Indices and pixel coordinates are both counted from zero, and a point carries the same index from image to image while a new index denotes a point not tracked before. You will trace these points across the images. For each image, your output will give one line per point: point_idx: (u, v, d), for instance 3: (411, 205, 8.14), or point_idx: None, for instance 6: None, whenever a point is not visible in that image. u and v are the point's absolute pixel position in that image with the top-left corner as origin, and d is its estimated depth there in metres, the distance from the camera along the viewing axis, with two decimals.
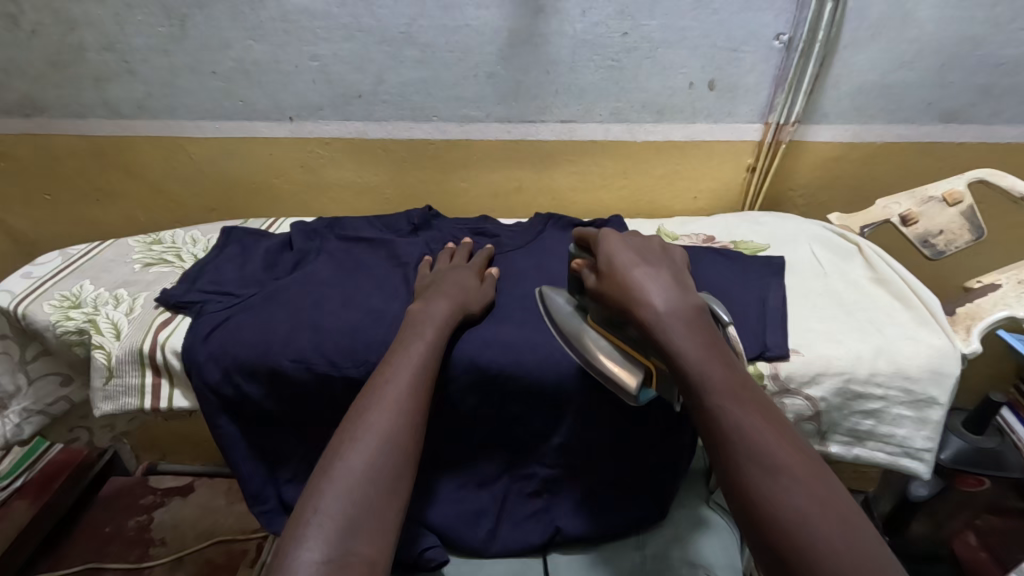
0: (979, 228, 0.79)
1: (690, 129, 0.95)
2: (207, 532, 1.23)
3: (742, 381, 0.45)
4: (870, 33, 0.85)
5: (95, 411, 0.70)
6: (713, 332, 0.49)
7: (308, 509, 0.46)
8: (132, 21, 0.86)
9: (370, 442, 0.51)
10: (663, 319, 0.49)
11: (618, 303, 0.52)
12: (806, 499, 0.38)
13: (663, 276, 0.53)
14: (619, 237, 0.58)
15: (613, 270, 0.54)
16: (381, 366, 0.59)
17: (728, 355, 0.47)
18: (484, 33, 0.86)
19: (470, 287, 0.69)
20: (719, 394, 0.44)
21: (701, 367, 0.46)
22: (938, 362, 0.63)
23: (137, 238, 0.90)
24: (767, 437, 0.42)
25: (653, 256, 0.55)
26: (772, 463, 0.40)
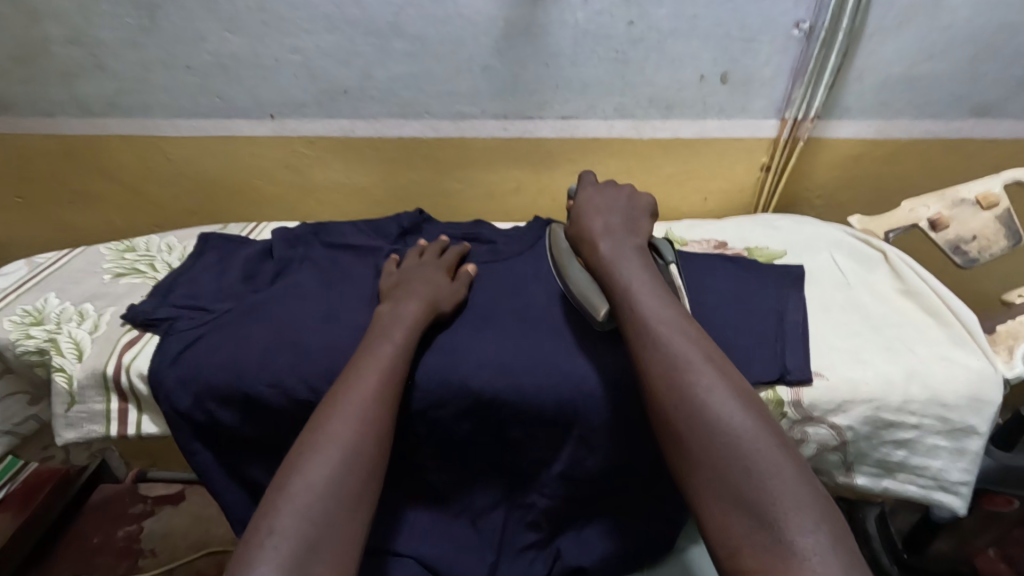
0: (1016, 233, 0.73)
1: (700, 125, 0.88)
2: (199, 542, 1.16)
3: (659, 292, 0.54)
4: (898, 21, 0.78)
5: (57, 439, 0.66)
6: (642, 258, 0.58)
7: (263, 530, 0.43)
8: (98, 12, 0.80)
9: (331, 454, 0.48)
10: (606, 251, 0.59)
11: (581, 242, 0.63)
12: (693, 377, 0.47)
13: (619, 220, 0.63)
14: (591, 188, 0.68)
15: (583, 214, 0.64)
16: (347, 370, 0.55)
17: (651, 274, 0.56)
18: (478, 23, 0.79)
19: (443, 285, 0.65)
20: (637, 304, 0.53)
21: (626, 284, 0.55)
22: (977, 388, 0.58)
23: (109, 246, 0.85)
24: (670, 334, 0.50)
25: (619, 205, 0.65)
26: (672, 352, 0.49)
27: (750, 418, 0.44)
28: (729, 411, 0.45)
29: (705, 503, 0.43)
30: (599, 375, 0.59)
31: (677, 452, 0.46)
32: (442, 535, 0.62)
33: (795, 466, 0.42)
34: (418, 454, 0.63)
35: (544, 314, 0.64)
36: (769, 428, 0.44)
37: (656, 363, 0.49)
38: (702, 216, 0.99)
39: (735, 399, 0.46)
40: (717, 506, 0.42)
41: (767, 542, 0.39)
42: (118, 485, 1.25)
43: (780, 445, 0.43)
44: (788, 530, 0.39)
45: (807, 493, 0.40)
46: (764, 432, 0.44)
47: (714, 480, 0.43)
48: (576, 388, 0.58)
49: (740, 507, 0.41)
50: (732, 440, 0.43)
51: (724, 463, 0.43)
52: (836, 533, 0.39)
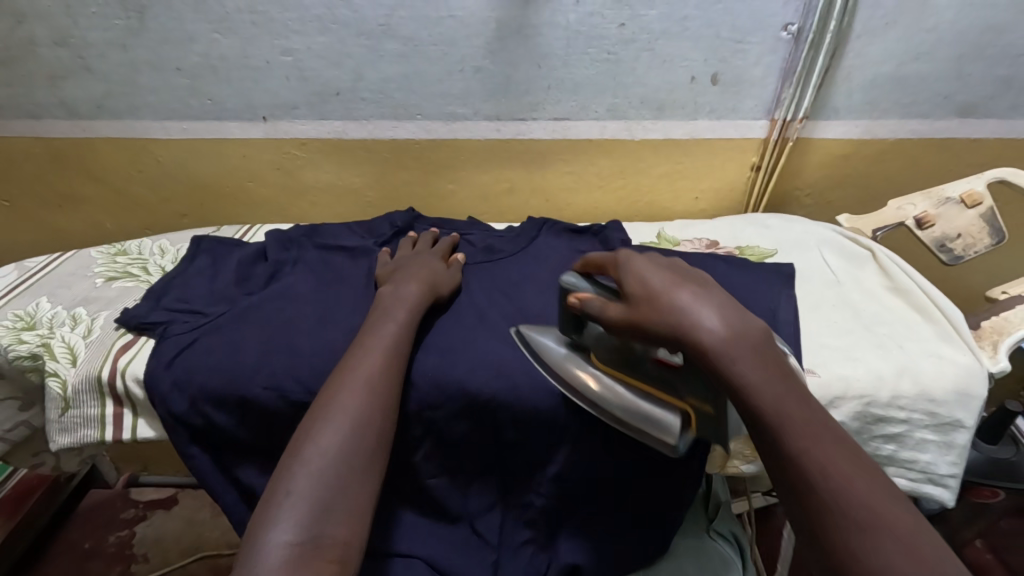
0: (999, 231, 0.75)
1: (691, 126, 0.89)
2: (192, 547, 1.15)
3: (828, 422, 0.38)
4: (885, 22, 0.79)
5: (51, 444, 0.65)
6: (785, 361, 0.40)
7: (280, 492, 0.43)
8: (86, 14, 0.80)
9: (343, 421, 0.48)
10: (728, 351, 0.39)
11: (666, 330, 0.42)
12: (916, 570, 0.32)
13: (718, 297, 0.43)
14: (645, 257, 0.49)
15: (651, 297, 0.44)
16: (355, 345, 0.55)
17: (805, 391, 0.40)
18: (470, 24, 0.80)
19: (439, 270, 0.68)
20: (803, 442, 0.37)
21: (778, 406, 0.38)
22: (965, 383, 0.60)
23: (100, 250, 0.85)
24: (862, 493, 0.35)
25: (695, 276, 0.46)
26: (872, 526, 0.34)
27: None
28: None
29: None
30: None
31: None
32: (436, 538, 0.62)
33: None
34: (415, 455, 0.63)
35: (539, 315, 0.64)
36: None
37: (848, 537, 0.34)
38: (694, 216, 1.00)
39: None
40: None
41: None
42: (109, 490, 1.25)
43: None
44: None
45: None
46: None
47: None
48: None
49: None
50: None
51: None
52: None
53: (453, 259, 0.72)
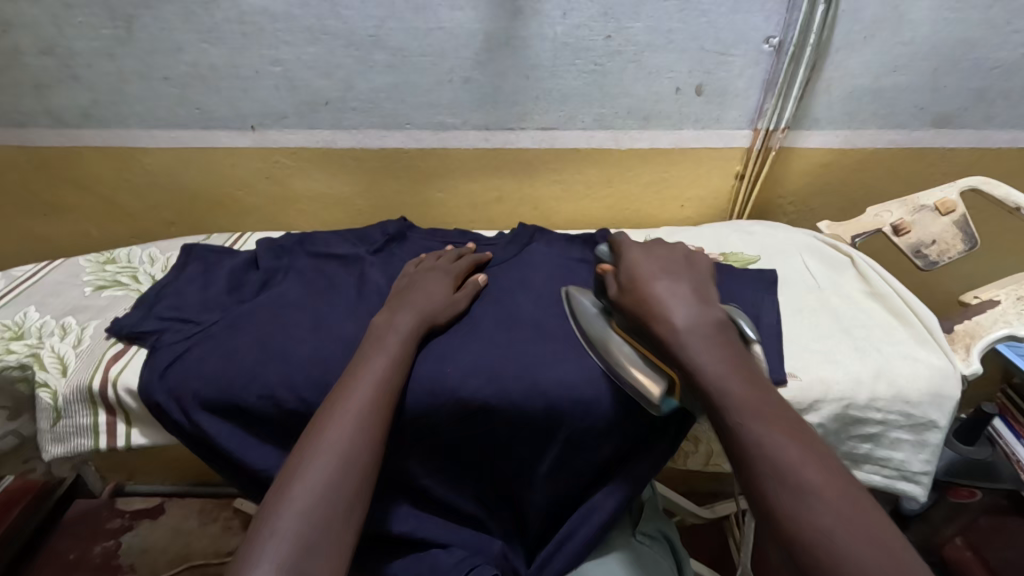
0: (971, 237, 0.77)
1: (677, 135, 0.91)
2: (180, 557, 1.14)
3: (765, 396, 0.46)
4: (864, 36, 0.82)
5: (44, 454, 0.65)
6: (737, 350, 0.50)
7: (265, 531, 0.44)
8: (72, 22, 0.80)
9: (327, 461, 0.49)
10: (680, 330, 0.52)
11: (636, 310, 0.57)
12: (820, 514, 0.38)
13: (684, 291, 0.56)
14: (640, 250, 0.64)
15: (634, 284, 0.59)
16: (343, 378, 0.56)
17: (753, 372, 0.48)
18: (459, 35, 0.81)
19: (439, 296, 0.67)
20: (740, 412, 0.45)
21: (718, 379, 0.48)
22: (938, 384, 0.62)
23: (89, 258, 0.85)
24: (788, 453, 0.42)
25: (674, 271, 0.60)
26: (795, 481, 0.40)
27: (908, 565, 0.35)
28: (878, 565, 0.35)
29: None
30: (589, 381, 0.60)
31: None
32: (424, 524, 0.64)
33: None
34: (409, 460, 0.63)
35: (533, 322, 0.66)
36: None
37: (771, 488, 0.41)
38: (679, 222, 1.02)
39: (879, 545, 0.36)
40: None
41: None
42: (95, 499, 1.23)
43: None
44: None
45: None
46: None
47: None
48: (569, 395, 0.60)
49: None
50: None
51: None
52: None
53: (470, 280, 0.72)
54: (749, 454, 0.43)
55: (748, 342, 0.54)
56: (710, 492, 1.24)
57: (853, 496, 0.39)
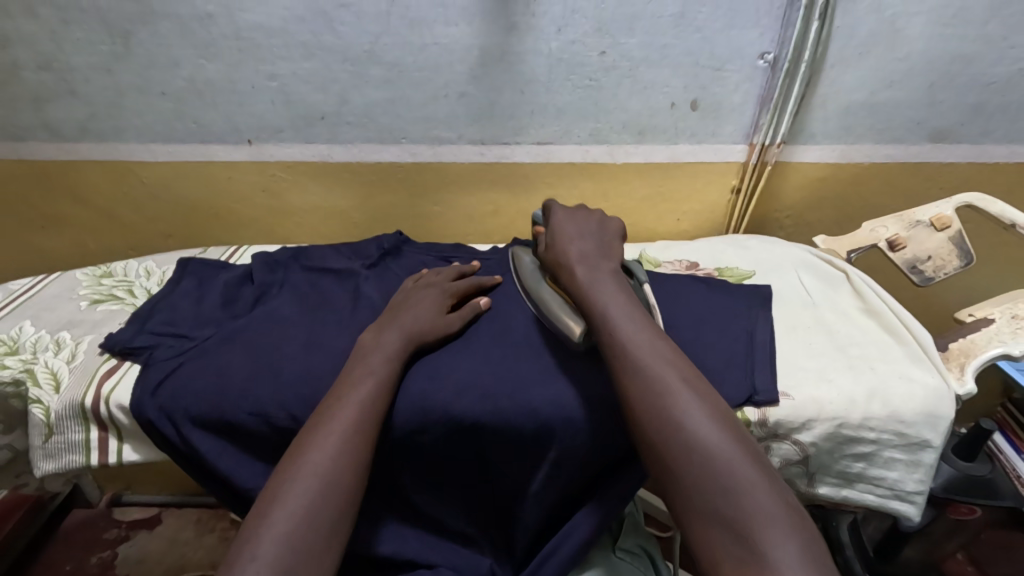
0: (967, 254, 0.77)
1: (673, 149, 0.91)
2: (175, 567, 1.14)
3: (636, 316, 0.56)
4: (858, 51, 0.82)
5: (35, 470, 0.65)
6: (621, 285, 0.61)
7: (245, 556, 0.44)
8: (70, 38, 0.80)
9: (309, 482, 0.49)
10: (581, 274, 0.62)
11: (556, 265, 0.66)
12: (670, 398, 0.48)
13: (588, 243, 0.67)
14: (564, 214, 0.74)
15: (553, 241, 0.69)
16: (325, 400, 0.56)
17: (631, 301, 0.59)
18: (454, 51, 0.81)
19: (431, 312, 0.66)
20: (615, 328, 0.55)
21: (604, 306, 0.58)
22: (932, 404, 0.61)
23: (85, 271, 0.85)
24: (649, 355, 0.52)
25: (587, 229, 0.70)
26: (651, 377, 0.50)
27: (724, 433, 0.46)
28: (708, 431, 0.46)
29: (687, 520, 0.44)
30: (580, 400, 0.60)
31: (656, 464, 0.47)
32: (415, 541, 0.64)
33: (771, 479, 0.44)
34: (398, 477, 0.63)
35: (523, 339, 0.65)
36: (744, 447, 0.45)
37: (636, 383, 0.51)
38: (677, 235, 1.02)
39: (710, 418, 0.47)
40: (695, 517, 0.43)
41: (741, 550, 0.40)
42: (91, 510, 1.24)
43: (750, 458, 0.45)
44: (758, 533, 0.40)
45: (774, 499, 0.42)
46: (739, 447, 0.45)
47: (695, 497, 0.44)
48: (558, 414, 0.60)
49: (715, 520, 0.42)
50: (707, 454, 0.45)
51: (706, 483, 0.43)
52: (805, 535, 0.40)
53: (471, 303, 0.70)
54: (620, 358, 0.53)
55: (637, 286, 0.65)
56: None
57: (695, 385, 0.50)
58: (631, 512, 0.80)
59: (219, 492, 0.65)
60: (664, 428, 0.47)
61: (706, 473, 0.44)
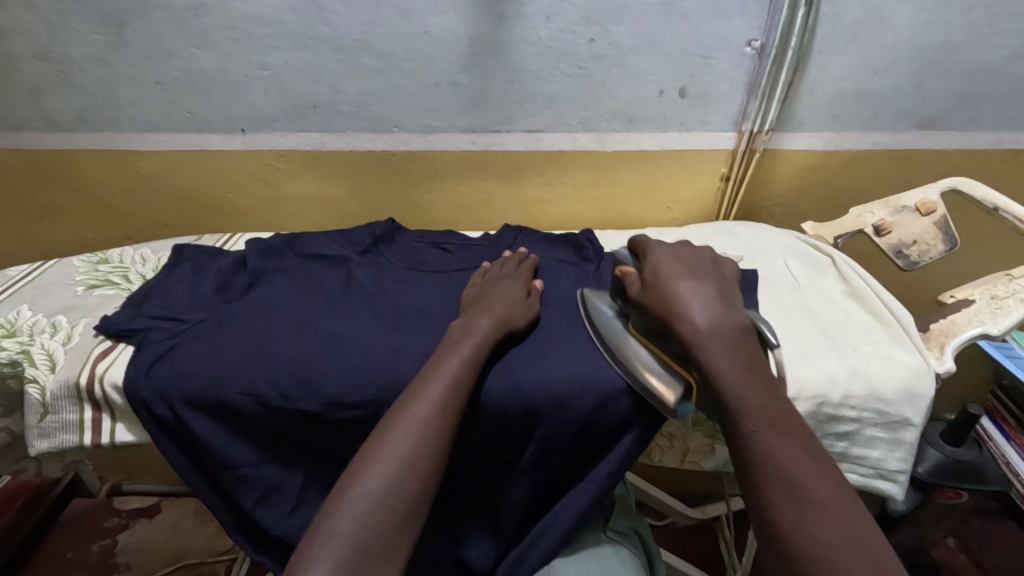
0: (952, 238, 0.77)
1: (662, 138, 0.92)
2: (175, 555, 1.15)
3: (779, 408, 0.48)
4: (844, 39, 0.83)
5: (30, 449, 0.67)
6: (756, 360, 0.53)
7: (324, 530, 0.46)
8: (66, 28, 0.82)
9: (390, 464, 0.50)
10: (702, 336, 0.54)
11: (661, 314, 0.57)
12: (821, 521, 0.41)
13: (707, 294, 0.58)
14: (667, 250, 0.65)
15: (658, 282, 0.60)
16: (415, 381, 0.57)
17: (771, 385, 0.51)
18: (444, 40, 0.82)
19: (516, 300, 0.67)
20: (753, 420, 0.48)
21: (735, 387, 0.50)
22: (912, 383, 0.62)
23: (82, 258, 0.86)
24: (806, 474, 0.44)
25: (701, 274, 0.61)
26: (798, 490, 0.43)
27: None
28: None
29: None
30: (567, 381, 0.61)
31: None
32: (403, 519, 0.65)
33: None
34: None
35: None
36: None
37: (788, 504, 0.43)
38: (668, 224, 1.03)
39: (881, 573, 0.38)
40: None
41: None
42: (92, 499, 1.25)
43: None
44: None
45: None
46: None
47: None
48: (547, 394, 0.61)
49: None
50: None
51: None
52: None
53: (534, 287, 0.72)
54: (769, 468, 0.45)
55: (771, 347, 0.55)
56: (704, 494, 1.24)
57: (856, 513, 0.42)
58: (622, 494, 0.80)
59: (194, 483, 0.66)
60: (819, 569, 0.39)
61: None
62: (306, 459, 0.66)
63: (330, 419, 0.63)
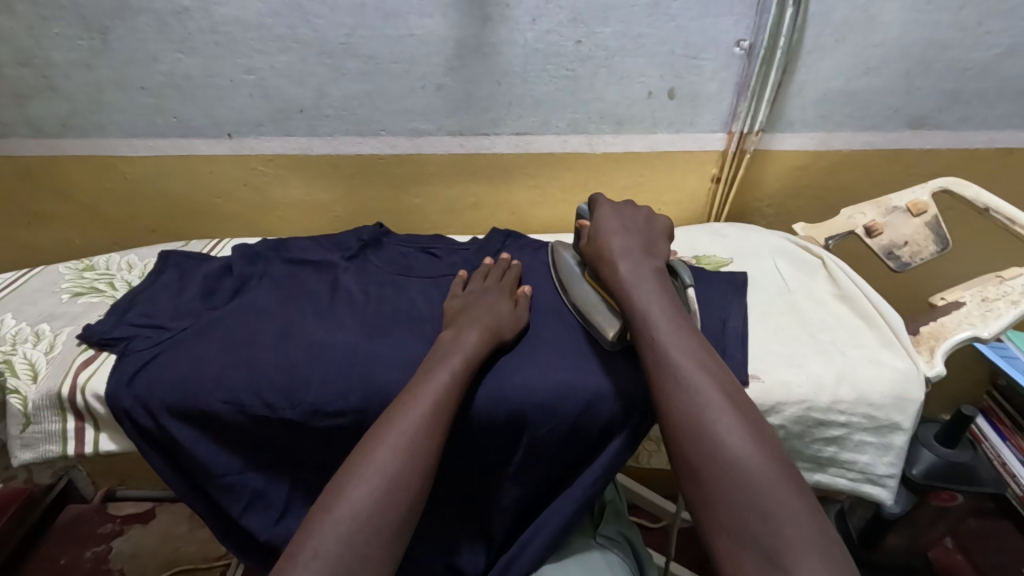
0: (943, 239, 0.77)
1: (651, 139, 0.92)
2: (168, 561, 1.15)
3: (678, 320, 0.56)
4: (833, 39, 0.82)
5: (13, 459, 0.66)
6: (664, 286, 0.61)
7: (307, 552, 0.45)
8: (49, 34, 0.81)
9: (375, 481, 0.49)
10: (625, 272, 0.62)
11: (597, 259, 0.66)
12: (705, 405, 0.48)
13: (632, 238, 0.66)
14: (610, 202, 0.73)
15: (596, 232, 0.68)
16: (402, 394, 0.56)
17: (675, 303, 0.58)
18: (430, 42, 0.82)
19: (504, 311, 0.66)
20: (656, 330, 0.55)
21: (644, 307, 0.57)
22: (901, 387, 0.62)
23: (68, 265, 0.86)
24: (687, 361, 0.52)
25: (631, 223, 0.69)
26: (688, 383, 0.50)
27: (754, 444, 0.46)
28: (745, 450, 0.45)
29: (711, 528, 0.44)
30: (553, 389, 0.61)
31: (685, 470, 0.48)
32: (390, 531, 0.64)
33: (808, 505, 0.42)
34: None
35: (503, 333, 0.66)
36: (779, 464, 0.45)
37: (676, 395, 0.50)
38: None
39: (745, 429, 0.47)
40: (720, 527, 0.43)
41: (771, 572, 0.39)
42: (86, 505, 1.25)
43: (792, 480, 0.44)
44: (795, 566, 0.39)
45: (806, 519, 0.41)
46: (773, 461, 0.45)
47: (722, 506, 0.44)
48: (533, 402, 0.60)
49: (741, 532, 0.42)
50: (737, 467, 0.44)
51: (747, 510, 0.42)
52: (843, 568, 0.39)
53: (519, 292, 0.71)
54: (661, 367, 0.52)
55: (686, 287, 0.65)
56: None
57: (735, 396, 0.49)
58: (613, 499, 0.79)
59: (181, 493, 0.65)
60: (700, 440, 0.47)
61: (743, 494, 0.43)
62: (291, 467, 0.66)
63: (314, 428, 0.62)
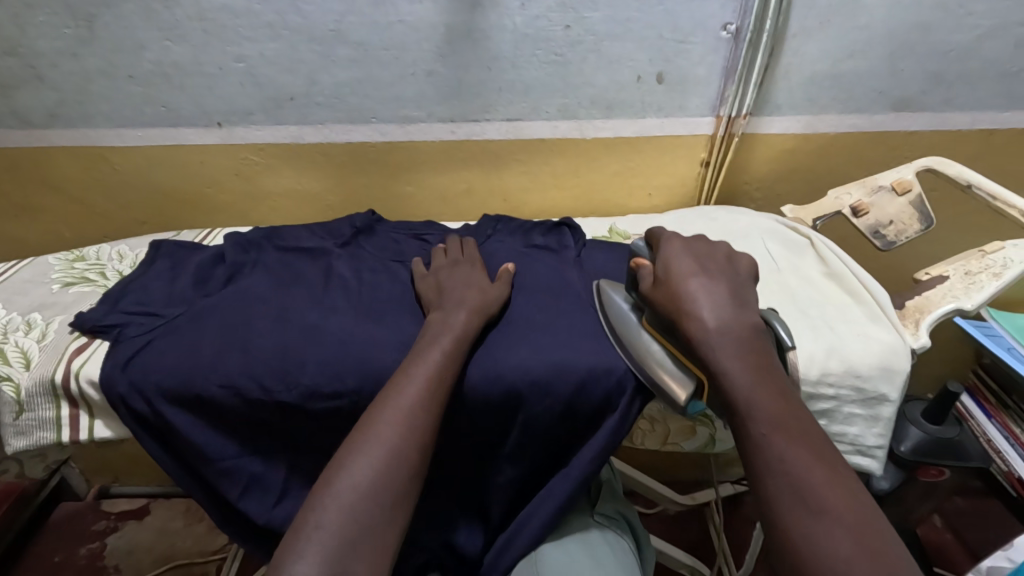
0: (927, 217, 0.78)
1: (640, 124, 0.92)
2: (163, 557, 1.14)
3: (793, 413, 0.45)
4: (818, 22, 0.83)
5: (7, 447, 0.66)
6: (769, 362, 0.49)
7: (310, 524, 0.45)
8: (34, 23, 0.80)
9: (377, 455, 0.50)
10: (711, 338, 0.51)
11: (670, 312, 0.55)
12: (833, 535, 0.38)
13: (718, 290, 0.55)
14: (680, 242, 0.62)
15: (669, 279, 0.57)
16: (399, 372, 0.57)
17: (784, 389, 0.47)
18: (420, 28, 0.82)
19: (489, 289, 0.67)
20: (765, 425, 0.44)
21: (747, 393, 0.47)
22: (889, 360, 0.63)
23: (58, 256, 0.85)
24: (808, 473, 0.41)
25: (712, 270, 0.58)
26: (814, 502, 0.40)
27: None
28: None
29: None
30: (547, 367, 0.62)
31: None
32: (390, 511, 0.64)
33: None
34: None
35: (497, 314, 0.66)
36: None
37: (790, 511, 0.40)
38: (651, 210, 1.03)
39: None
40: None
41: None
42: (80, 503, 1.24)
43: None
44: None
45: None
46: None
47: None
48: (529, 380, 0.61)
49: None
50: None
51: None
52: None
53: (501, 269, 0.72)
54: (771, 473, 0.42)
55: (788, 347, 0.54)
56: (694, 479, 1.25)
57: (875, 528, 0.38)
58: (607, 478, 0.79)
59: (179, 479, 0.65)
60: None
61: None
62: (287, 451, 0.66)
63: (311, 410, 0.63)
